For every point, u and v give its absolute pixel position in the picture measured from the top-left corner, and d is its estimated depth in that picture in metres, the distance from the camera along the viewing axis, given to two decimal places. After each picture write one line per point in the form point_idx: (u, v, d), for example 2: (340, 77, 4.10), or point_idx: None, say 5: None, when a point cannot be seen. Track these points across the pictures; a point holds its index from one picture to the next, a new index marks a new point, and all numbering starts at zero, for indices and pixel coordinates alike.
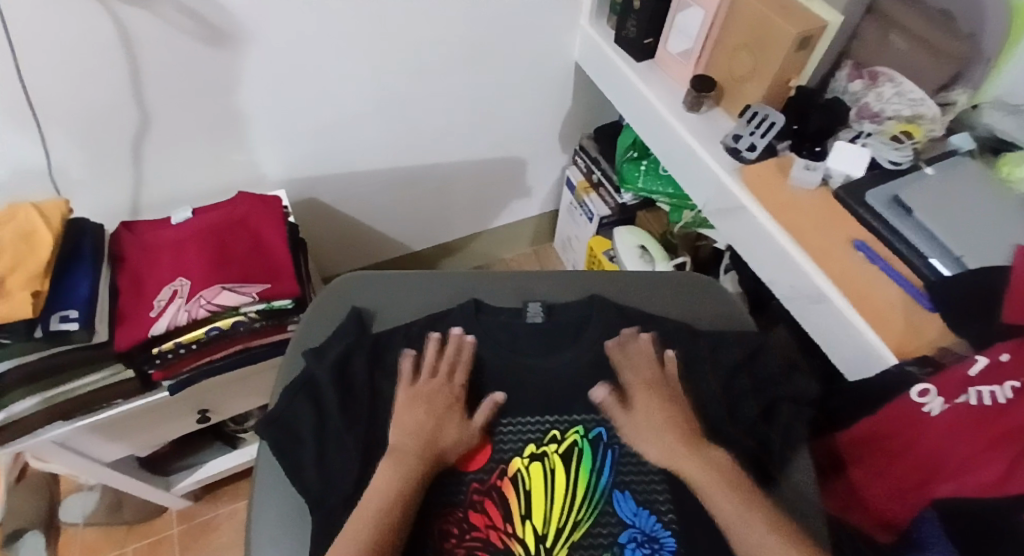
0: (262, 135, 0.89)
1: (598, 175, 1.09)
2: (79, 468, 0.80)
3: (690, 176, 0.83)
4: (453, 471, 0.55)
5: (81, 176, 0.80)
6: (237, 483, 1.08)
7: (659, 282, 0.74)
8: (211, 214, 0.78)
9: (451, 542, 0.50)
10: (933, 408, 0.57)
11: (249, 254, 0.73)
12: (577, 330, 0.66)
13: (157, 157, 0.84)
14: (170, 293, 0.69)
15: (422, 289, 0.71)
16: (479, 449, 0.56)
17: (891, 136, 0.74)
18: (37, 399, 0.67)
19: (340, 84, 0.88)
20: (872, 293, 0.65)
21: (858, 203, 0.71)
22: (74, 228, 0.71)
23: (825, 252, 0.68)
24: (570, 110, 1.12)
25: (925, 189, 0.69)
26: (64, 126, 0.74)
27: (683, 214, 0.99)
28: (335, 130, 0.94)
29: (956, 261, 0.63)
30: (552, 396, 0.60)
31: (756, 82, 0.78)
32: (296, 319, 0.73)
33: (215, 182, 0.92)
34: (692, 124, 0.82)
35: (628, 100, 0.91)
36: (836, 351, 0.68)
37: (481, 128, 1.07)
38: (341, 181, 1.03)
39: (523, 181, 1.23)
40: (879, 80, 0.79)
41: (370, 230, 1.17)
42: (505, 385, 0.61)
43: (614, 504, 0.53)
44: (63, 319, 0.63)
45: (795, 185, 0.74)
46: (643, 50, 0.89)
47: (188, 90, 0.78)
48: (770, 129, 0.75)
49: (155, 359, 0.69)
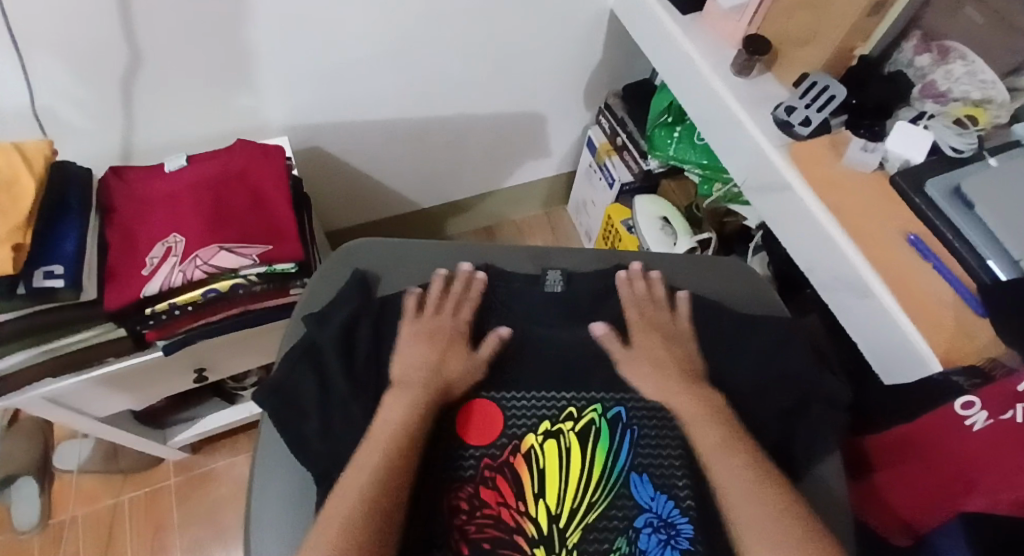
0: (264, 77, 0.81)
1: (623, 138, 1.02)
2: (74, 422, 0.78)
3: (731, 149, 0.76)
4: (464, 445, 0.52)
5: (65, 114, 0.73)
6: (235, 436, 1.06)
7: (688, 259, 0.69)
8: (209, 163, 0.71)
9: (462, 518, 0.49)
10: (976, 421, 0.53)
11: (248, 211, 0.68)
12: (596, 305, 0.63)
13: (149, 97, 0.76)
14: (163, 251, 0.64)
15: (434, 255, 0.66)
16: (492, 422, 0.54)
17: (955, 119, 0.68)
18: (27, 354, 0.63)
19: (352, 24, 0.79)
20: (923, 293, 0.60)
21: (913, 190, 0.65)
22: (60, 174, 0.65)
23: (874, 244, 0.63)
24: (599, 64, 1.03)
25: (993, 177, 0.62)
26: (43, 58, 0.66)
27: (714, 186, 0.93)
28: (343, 75, 0.86)
29: (1013, 265, 0.58)
30: (567, 371, 0.56)
31: (817, 47, 0.70)
32: (300, 283, 0.68)
33: (213, 127, 0.84)
34: (738, 91, 0.74)
35: (668, 58, 0.83)
36: (874, 349, 0.64)
37: (502, 80, 0.99)
38: (348, 130, 0.95)
39: (542, 138, 1.16)
40: (949, 56, 0.71)
41: (377, 184, 1.10)
42: (516, 355, 0.58)
43: (631, 487, 0.51)
44: (48, 275, 0.58)
45: (849, 166, 0.68)
46: (689, 2, 0.80)
47: (183, 25, 0.69)
48: (827, 103, 0.68)
49: (148, 320, 0.64)
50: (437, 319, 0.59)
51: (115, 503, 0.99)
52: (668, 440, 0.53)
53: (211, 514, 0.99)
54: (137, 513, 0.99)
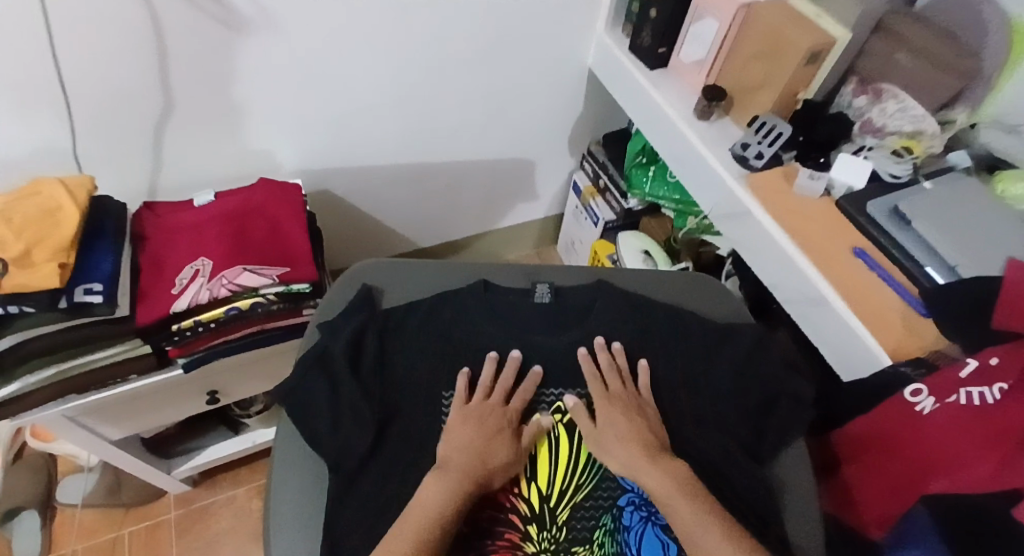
0: (282, 123, 0.91)
1: (605, 180, 1.12)
2: (86, 446, 0.81)
3: (699, 182, 0.86)
4: None
5: (104, 157, 0.82)
6: (236, 470, 1.09)
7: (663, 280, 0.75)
8: (232, 198, 0.80)
9: None
10: (925, 406, 0.60)
11: (268, 238, 0.76)
12: (580, 311, 0.68)
13: (178, 141, 0.86)
14: (192, 272, 0.71)
15: (434, 271, 0.73)
16: None
17: (892, 150, 0.78)
18: (55, 369, 0.68)
19: (360, 76, 0.90)
20: (873, 298, 0.68)
21: (858, 212, 0.74)
22: (98, 205, 0.72)
23: (828, 260, 0.71)
24: (581, 115, 1.15)
25: (922, 201, 0.72)
26: (89, 103, 0.75)
27: (688, 219, 1.03)
28: (352, 121, 0.96)
29: (950, 269, 0.66)
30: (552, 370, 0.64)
31: (766, 94, 0.81)
32: (313, 303, 0.75)
33: (232, 168, 0.94)
34: (701, 132, 0.85)
35: (640, 106, 0.95)
36: (833, 352, 0.71)
37: (494, 128, 1.10)
38: (355, 173, 1.05)
39: (531, 182, 1.26)
40: (882, 96, 0.81)
41: (380, 224, 1.19)
42: (509, 357, 0.64)
43: (614, 471, 0.58)
44: (87, 291, 0.64)
45: (799, 194, 0.77)
46: (656, 58, 0.93)
47: (212, 73, 0.80)
48: (777, 138, 0.79)
49: (173, 336, 0.70)
50: (437, 324, 0.65)
51: (116, 537, 1.01)
52: None
53: (210, 546, 1.01)
54: (137, 546, 1.00)
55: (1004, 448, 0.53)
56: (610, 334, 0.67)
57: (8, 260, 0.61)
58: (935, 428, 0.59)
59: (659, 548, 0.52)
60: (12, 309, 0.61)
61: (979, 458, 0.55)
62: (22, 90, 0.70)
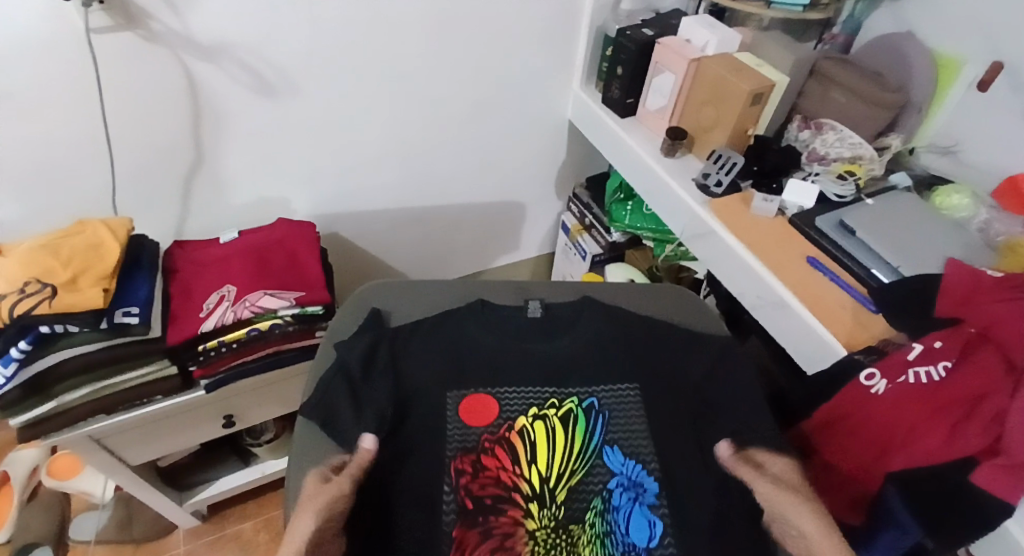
0: (297, 173, 1.02)
1: (590, 218, 1.23)
2: (106, 470, 0.86)
3: (668, 209, 0.96)
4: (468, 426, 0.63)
5: (139, 205, 0.93)
6: (245, 504, 1.13)
7: (636, 292, 0.81)
8: (253, 236, 0.90)
9: (466, 479, 0.59)
10: (879, 388, 0.65)
11: (286, 267, 0.85)
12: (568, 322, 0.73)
13: (205, 191, 0.96)
14: (217, 298, 0.80)
15: (432, 293, 0.79)
16: (487, 410, 0.65)
17: (836, 175, 0.88)
18: (88, 390, 0.74)
19: (366, 131, 1.02)
20: (825, 298, 0.76)
21: (809, 226, 0.83)
22: (134, 243, 0.82)
23: (784, 267, 0.80)
24: (564, 161, 1.28)
25: (864, 213, 0.82)
26: (130, 158, 0.87)
27: (665, 247, 1.13)
28: (359, 170, 1.07)
29: (894, 270, 0.75)
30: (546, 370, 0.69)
31: (719, 132, 0.92)
32: (325, 325, 0.83)
33: (251, 213, 1.04)
34: (667, 166, 0.96)
35: (613, 149, 1.07)
36: (797, 350, 0.78)
37: (486, 175, 1.21)
38: (360, 218, 1.15)
39: (522, 223, 1.37)
40: (823, 129, 0.93)
41: (384, 265, 1.28)
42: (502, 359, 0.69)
43: (604, 458, 0.62)
44: (126, 313, 0.74)
45: (756, 214, 0.87)
46: (625, 107, 1.06)
47: (238, 131, 0.92)
48: (732, 168, 0.89)
49: (199, 356, 0.78)
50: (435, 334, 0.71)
51: None
52: (633, 420, 0.65)
53: None
54: None
55: (954, 417, 0.59)
56: (598, 338, 0.72)
57: (56, 286, 0.69)
58: (887, 407, 0.63)
59: (647, 527, 0.57)
60: (59, 328, 0.69)
61: (931, 429, 0.60)
62: (74, 146, 0.81)
